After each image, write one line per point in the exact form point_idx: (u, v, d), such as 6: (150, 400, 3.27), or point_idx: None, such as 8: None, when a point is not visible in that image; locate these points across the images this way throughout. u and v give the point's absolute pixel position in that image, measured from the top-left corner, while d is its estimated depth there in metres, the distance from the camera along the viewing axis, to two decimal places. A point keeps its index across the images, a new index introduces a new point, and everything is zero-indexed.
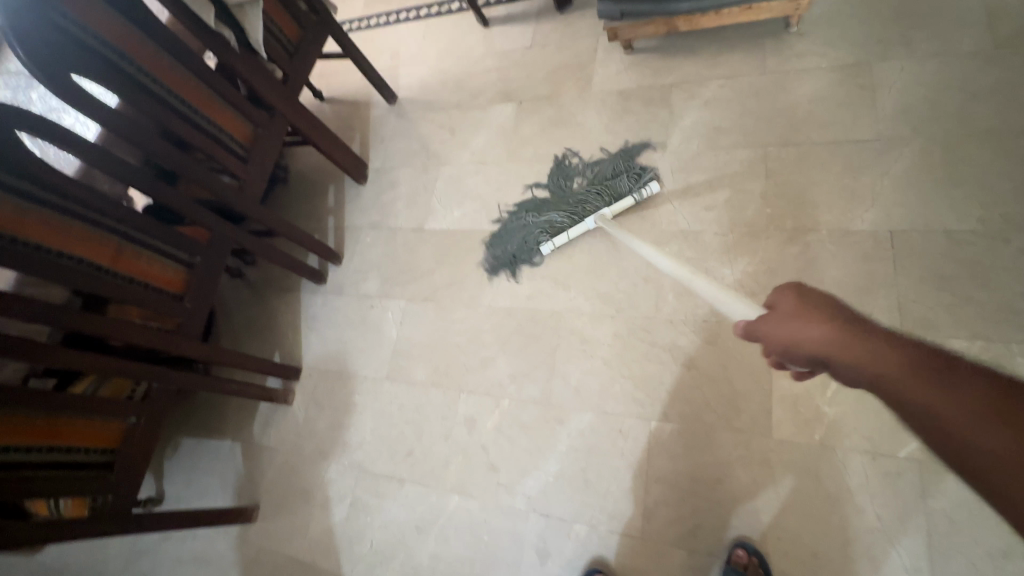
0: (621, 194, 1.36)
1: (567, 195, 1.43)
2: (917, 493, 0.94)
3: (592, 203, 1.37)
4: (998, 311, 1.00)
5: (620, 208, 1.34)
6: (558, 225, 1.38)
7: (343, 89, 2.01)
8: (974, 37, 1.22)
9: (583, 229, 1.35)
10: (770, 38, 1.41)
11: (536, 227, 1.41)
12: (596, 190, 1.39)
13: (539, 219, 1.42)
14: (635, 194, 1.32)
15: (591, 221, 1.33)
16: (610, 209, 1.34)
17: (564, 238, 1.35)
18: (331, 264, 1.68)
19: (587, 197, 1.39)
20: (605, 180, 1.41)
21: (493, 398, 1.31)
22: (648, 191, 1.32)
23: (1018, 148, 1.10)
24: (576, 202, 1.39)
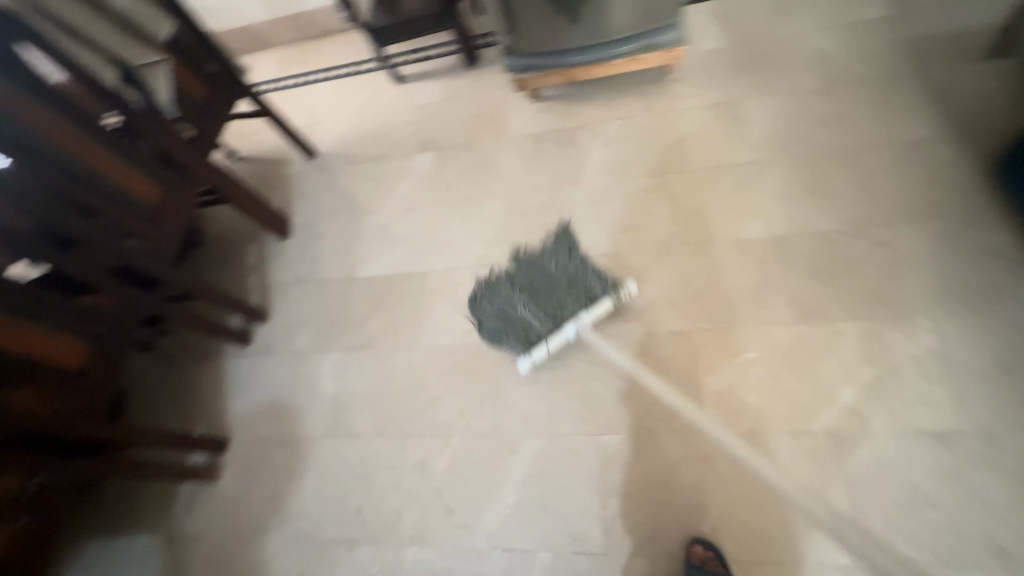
0: (596, 293, 1.22)
1: (536, 290, 1.24)
2: (835, 463, 1.05)
3: (567, 304, 1.22)
4: (868, 294, 1.17)
5: (600, 312, 1.21)
6: (534, 334, 1.21)
7: (260, 148, 2.00)
8: (811, 76, 1.49)
9: (562, 339, 1.20)
10: (655, 83, 1.62)
11: (507, 334, 1.22)
12: (567, 287, 1.23)
13: (509, 323, 1.22)
14: (613, 294, 1.21)
15: (572, 330, 1.19)
16: (589, 314, 1.20)
17: (543, 352, 1.19)
18: (257, 323, 1.60)
19: (561, 297, 1.23)
20: (575, 273, 1.24)
21: (442, 438, 1.29)
22: (626, 290, 1.23)
23: (859, 160, 1.33)
24: (549, 302, 1.23)
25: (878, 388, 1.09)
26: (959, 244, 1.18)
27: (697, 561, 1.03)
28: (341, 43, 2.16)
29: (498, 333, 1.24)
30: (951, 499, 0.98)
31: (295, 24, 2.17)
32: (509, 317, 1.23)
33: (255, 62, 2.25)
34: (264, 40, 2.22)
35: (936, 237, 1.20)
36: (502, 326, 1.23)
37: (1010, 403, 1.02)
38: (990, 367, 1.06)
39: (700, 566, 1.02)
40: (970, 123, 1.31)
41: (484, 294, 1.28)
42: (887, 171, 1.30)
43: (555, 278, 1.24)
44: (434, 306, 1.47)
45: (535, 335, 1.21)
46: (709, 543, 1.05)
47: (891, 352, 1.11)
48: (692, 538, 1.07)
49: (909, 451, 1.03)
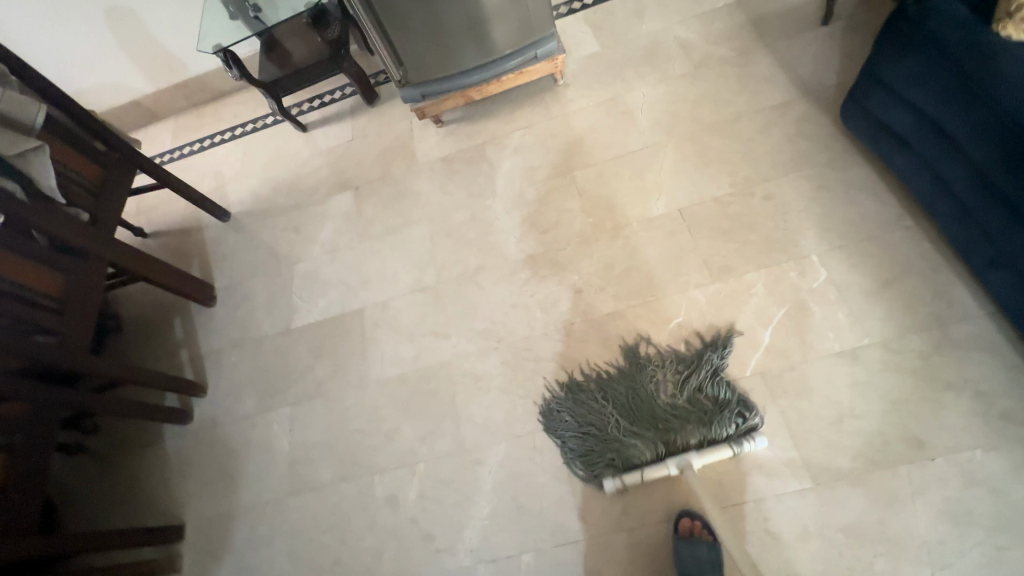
0: (718, 435, 1.12)
1: (654, 409, 1.18)
2: (770, 400, 1.14)
3: (680, 433, 1.14)
4: (766, 243, 1.30)
5: (711, 459, 1.10)
6: (636, 453, 1.14)
7: (168, 220, 1.93)
8: (680, 64, 1.65)
9: (660, 471, 1.11)
10: (547, 92, 1.73)
11: (609, 444, 1.17)
12: (690, 422, 1.14)
13: (611, 439, 1.17)
14: (736, 446, 1.09)
15: (673, 467, 1.10)
16: (699, 458, 1.10)
17: (636, 476, 1.12)
18: (194, 398, 1.53)
19: (676, 422, 1.15)
20: (705, 407, 1.15)
21: (408, 467, 1.28)
22: (752, 445, 1.09)
23: (734, 129, 1.48)
24: (661, 424, 1.16)
25: (791, 324, 1.20)
26: (829, 185, 1.33)
27: (685, 533, 1.07)
28: (238, 102, 2.15)
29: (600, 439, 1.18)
30: (870, 407, 1.09)
31: (186, 91, 2.14)
32: (619, 429, 1.17)
33: (148, 135, 2.19)
34: (155, 112, 2.17)
35: (810, 183, 1.35)
36: (608, 432, 1.18)
37: (898, 312, 1.16)
38: (876, 285, 1.19)
39: (687, 536, 1.06)
40: (816, 82, 1.49)
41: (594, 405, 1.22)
42: (759, 134, 1.45)
43: (682, 405, 1.17)
44: (377, 339, 1.47)
45: (632, 459, 1.14)
46: (695, 514, 1.08)
47: (795, 290, 1.23)
48: (679, 512, 1.10)
49: (828, 375, 1.13)
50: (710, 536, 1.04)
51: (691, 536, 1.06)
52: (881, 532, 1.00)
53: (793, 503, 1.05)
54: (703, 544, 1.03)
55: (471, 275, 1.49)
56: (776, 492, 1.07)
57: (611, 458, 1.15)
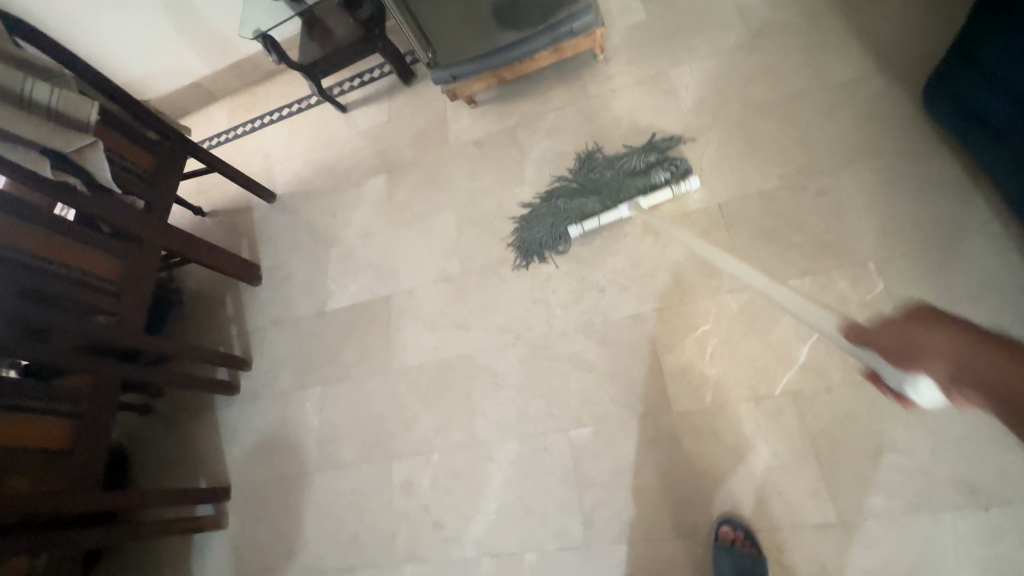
0: (657, 182, 1.32)
1: (601, 180, 1.40)
2: (799, 423, 1.04)
3: (628, 186, 1.35)
4: (814, 246, 1.16)
5: (656, 198, 1.31)
6: (590, 209, 1.37)
7: (223, 200, 2.04)
8: (735, 33, 1.46)
9: (615, 215, 1.32)
10: (584, 69, 1.62)
11: (565, 214, 1.40)
12: (629, 178, 1.37)
13: (571, 203, 1.40)
14: (673, 185, 1.29)
15: (624, 207, 1.31)
16: (645, 199, 1.31)
17: (594, 223, 1.33)
18: (241, 371, 1.66)
19: (624, 180, 1.36)
20: (642, 168, 1.37)
21: (423, 455, 1.32)
22: (687, 183, 1.29)
23: (792, 111, 1.31)
24: (612, 184, 1.38)
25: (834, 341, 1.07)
26: (900, 180, 1.15)
27: (725, 541, 1.00)
28: (285, 82, 2.20)
29: (558, 214, 1.40)
30: (915, 442, 0.97)
31: (238, 72, 2.21)
32: (571, 201, 1.41)
33: (206, 115, 2.30)
34: (212, 93, 2.27)
35: (876, 177, 1.17)
36: (562, 208, 1.41)
37: None
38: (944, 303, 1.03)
39: (728, 546, 0.99)
40: (899, 54, 1.27)
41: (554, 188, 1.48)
42: (821, 117, 1.27)
43: (620, 169, 1.40)
44: (401, 327, 1.50)
45: (588, 211, 1.37)
46: (738, 523, 1.01)
47: (842, 302, 1.10)
48: (720, 518, 1.04)
49: (870, 400, 1.02)
50: (754, 551, 0.98)
51: (733, 546, 0.99)
52: None
53: (813, 537, 0.98)
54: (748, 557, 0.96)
55: (494, 266, 1.46)
56: (794, 522, 0.99)
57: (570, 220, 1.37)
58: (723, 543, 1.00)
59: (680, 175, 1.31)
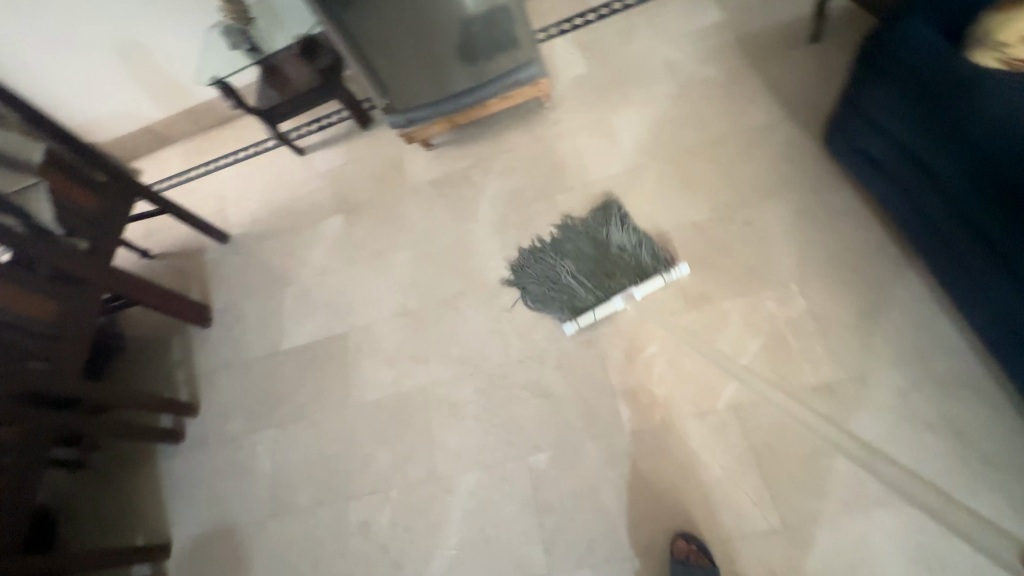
0: (649, 271, 1.30)
1: (588, 261, 1.34)
2: (741, 435, 1.10)
3: (619, 275, 1.31)
4: (743, 271, 1.27)
5: (649, 288, 1.29)
6: (582, 299, 1.31)
7: (172, 242, 2.00)
8: (665, 85, 1.63)
9: (610, 308, 1.29)
10: (533, 115, 1.75)
11: (556, 300, 1.32)
12: (618, 262, 1.33)
13: (561, 285, 1.33)
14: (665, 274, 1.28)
15: (619, 300, 1.28)
16: (638, 289, 1.29)
17: (590, 317, 1.28)
18: (187, 418, 1.58)
19: (615, 268, 1.32)
20: (630, 251, 1.33)
21: (382, 492, 1.29)
22: (678, 271, 1.29)
23: (717, 152, 1.46)
24: (603, 271, 1.32)
25: (766, 357, 1.16)
26: (811, 210, 1.29)
27: (680, 556, 1.02)
28: (241, 126, 2.23)
29: (548, 299, 1.34)
30: (842, 445, 1.05)
31: (193, 117, 2.23)
32: (559, 284, 1.34)
33: (158, 159, 2.28)
34: (165, 137, 2.26)
35: (792, 208, 1.31)
36: (552, 292, 1.34)
37: (878, 345, 1.11)
38: (857, 316, 1.15)
39: (683, 560, 1.01)
40: (802, 102, 1.46)
41: (539, 260, 1.39)
42: (741, 157, 1.43)
43: (608, 251, 1.35)
44: (359, 363, 1.50)
45: (581, 303, 1.31)
46: (691, 536, 1.04)
47: (771, 319, 1.20)
48: (675, 533, 1.06)
49: (801, 409, 1.09)
50: (707, 562, 1.00)
51: (687, 561, 1.01)
52: None
53: (760, 544, 1.02)
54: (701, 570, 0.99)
55: (451, 299, 1.50)
56: (743, 531, 1.04)
57: (564, 311, 1.31)
58: (678, 558, 1.02)
59: (669, 264, 1.30)
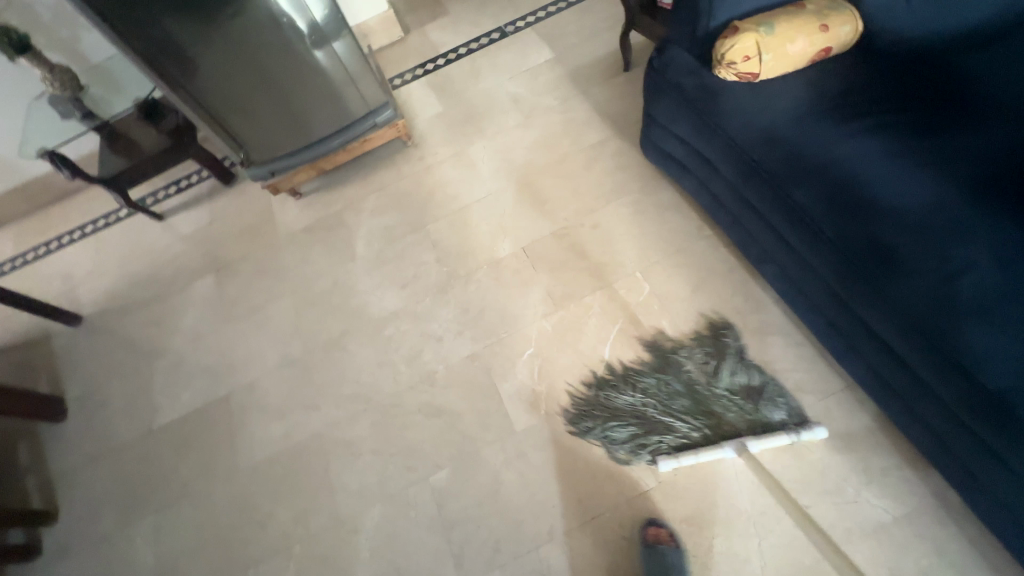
0: (769, 422, 1.13)
1: (693, 396, 1.19)
2: None
3: (731, 419, 1.15)
4: (597, 268, 1.43)
5: (770, 444, 1.10)
6: (684, 440, 1.15)
7: (10, 334, 1.78)
8: (513, 116, 1.81)
9: (718, 455, 1.11)
10: (398, 155, 1.84)
11: (653, 440, 1.16)
12: (730, 404, 1.16)
13: (656, 423, 1.18)
14: (793, 433, 1.09)
15: (730, 450, 1.10)
16: (756, 442, 1.10)
17: (692, 460, 1.12)
18: (44, 527, 1.39)
19: (725, 410, 1.16)
20: (747, 395, 1.17)
21: (283, 551, 1.23)
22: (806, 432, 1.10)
23: (563, 169, 1.64)
24: (708, 410, 1.17)
25: (625, 339, 1.31)
26: (644, 208, 1.50)
27: (651, 540, 1.07)
28: (87, 199, 2.06)
29: (645, 431, 1.17)
30: None
31: (24, 195, 2.02)
32: (659, 418, 1.18)
33: None
34: None
35: (629, 208, 1.51)
36: (649, 424, 1.18)
37: (708, 311, 1.30)
38: (689, 290, 1.34)
39: (654, 544, 1.06)
40: (626, 120, 1.70)
41: (633, 393, 1.22)
42: (584, 171, 1.62)
43: (716, 386, 1.19)
44: (246, 422, 1.43)
45: (681, 444, 1.14)
46: (662, 523, 1.10)
47: (627, 305, 1.36)
48: (644, 520, 1.11)
49: None
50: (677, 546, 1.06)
51: (657, 544, 1.06)
52: (716, 513, 1.09)
53: (641, 504, 1.13)
54: (671, 554, 1.04)
55: (338, 340, 1.50)
56: (627, 497, 1.14)
57: (660, 446, 1.15)
58: (649, 543, 1.06)
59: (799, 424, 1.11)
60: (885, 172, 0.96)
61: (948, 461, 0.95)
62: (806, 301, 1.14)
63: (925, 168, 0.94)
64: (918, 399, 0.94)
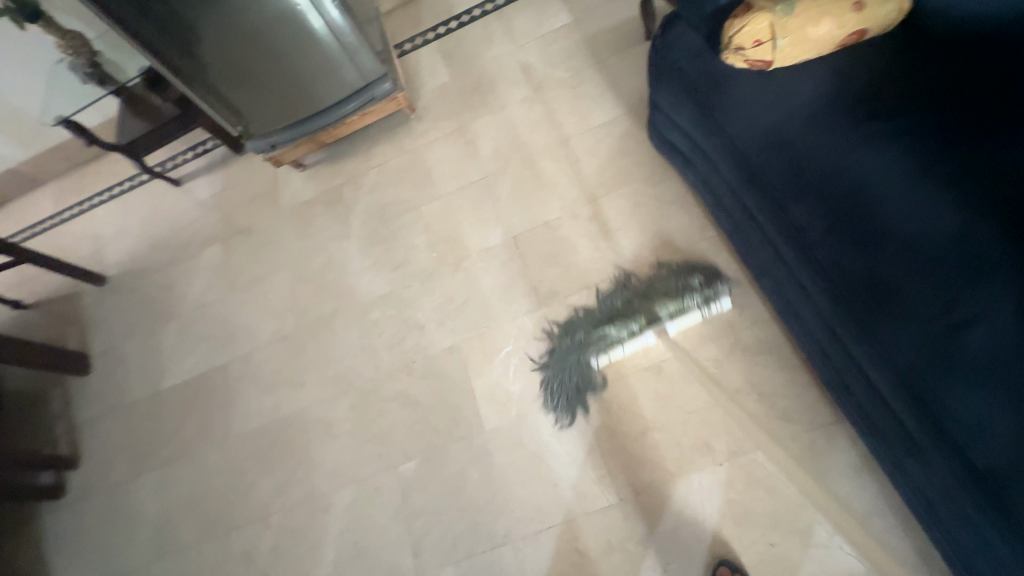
0: (688, 305, 1.17)
1: (617, 302, 1.24)
2: (585, 421, 1.19)
3: (653, 308, 1.19)
4: (587, 265, 1.35)
5: (684, 323, 1.16)
6: (612, 338, 1.19)
7: (47, 289, 1.92)
8: (520, 88, 1.69)
9: (642, 343, 1.17)
10: (400, 128, 1.78)
11: (583, 344, 1.21)
12: (652, 299, 1.21)
13: (584, 330, 1.23)
14: (703, 308, 1.16)
15: (651, 335, 1.16)
16: (673, 324, 1.17)
17: (619, 353, 1.17)
18: (69, 470, 1.55)
19: (646, 302, 1.21)
20: (667, 285, 1.22)
21: (263, 520, 1.31)
22: (718, 306, 1.16)
23: (565, 152, 1.53)
24: (631, 307, 1.22)
25: None
26: (646, 201, 1.38)
27: None
28: (113, 160, 2.14)
29: (576, 342, 1.22)
30: (668, 417, 1.14)
31: (59, 155, 2.12)
32: (589, 328, 1.23)
33: (28, 202, 2.16)
34: (33, 178, 2.15)
35: (629, 200, 1.40)
36: (582, 334, 1.22)
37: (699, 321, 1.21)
38: None
39: None
40: (640, 97, 1.55)
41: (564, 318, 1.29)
42: (586, 155, 1.50)
43: (640, 290, 1.24)
44: (239, 393, 1.50)
45: (610, 341, 1.18)
46: (737, 566, 1.00)
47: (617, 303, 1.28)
48: (716, 559, 1.02)
49: (635, 389, 1.18)
50: None
51: None
52: (675, 538, 1.06)
53: (600, 518, 1.11)
54: None
55: (327, 320, 1.52)
56: (587, 509, 1.12)
57: (591, 348, 1.20)
58: None
59: (711, 298, 1.17)
60: (896, 189, 0.82)
61: (932, 523, 0.85)
62: (802, 325, 1.03)
63: (948, 187, 0.80)
64: (907, 455, 0.84)
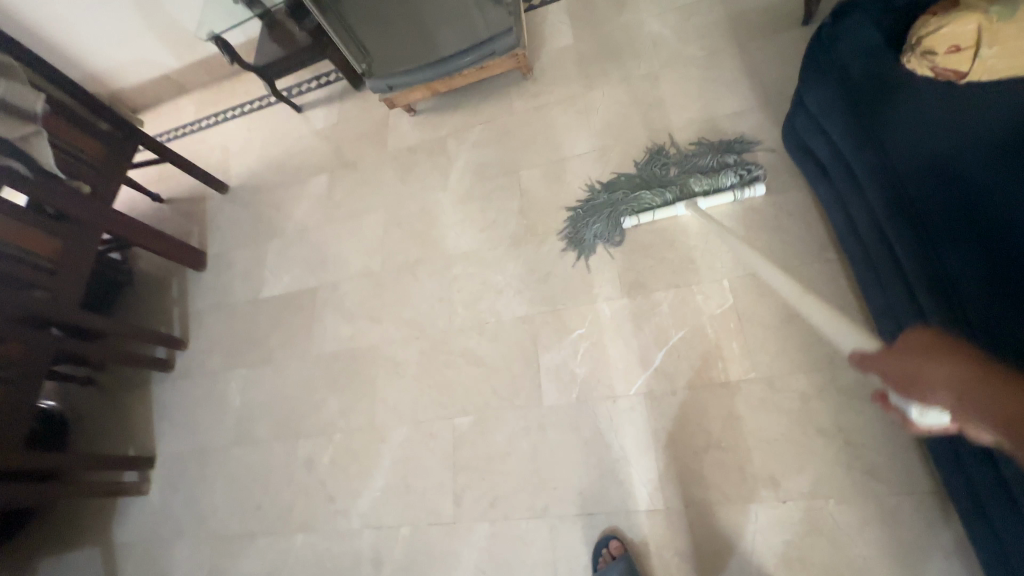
0: (722, 185, 1.28)
1: (660, 174, 1.37)
2: (645, 421, 1.16)
3: (690, 183, 1.31)
4: (681, 263, 1.27)
5: (716, 202, 1.28)
6: (646, 203, 1.33)
7: (180, 189, 2.16)
8: (646, 63, 1.58)
9: (672, 213, 1.31)
10: (514, 87, 1.74)
11: (620, 204, 1.36)
12: (692, 174, 1.33)
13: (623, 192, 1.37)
14: (737, 191, 1.26)
15: (682, 208, 1.29)
16: (705, 201, 1.29)
17: (649, 217, 1.32)
18: (178, 350, 1.78)
19: (686, 177, 1.33)
20: (708, 164, 1.33)
21: (326, 434, 1.44)
22: (751, 191, 1.26)
23: (681, 139, 1.43)
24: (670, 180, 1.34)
25: (684, 350, 1.19)
26: (760, 207, 1.27)
27: None
28: (248, 80, 2.31)
29: (613, 202, 1.37)
30: (735, 439, 1.09)
31: (204, 68, 2.32)
32: (627, 191, 1.38)
33: (173, 107, 2.40)
34: (181, 86, 2.37)
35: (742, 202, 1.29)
36: (620, 195, 1.37)
37: (793, 349, 1.11)
38: (779, 318, 1.15)
39: None
40: (779, 91, 1.39)
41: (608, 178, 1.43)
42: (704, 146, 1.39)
43: (683, 165, 1.36)
44: (322, 317, 1.62)
45: (644, 205, 1.33)
46: None
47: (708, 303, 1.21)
48: None
49: (705, 402, 1.13)
50: None
51: None
52: (715, 561, 1.03)
53: (640, 518, 1.10)
54: None
55: (410, 265, 1.57)
56: (628, 507, 1.11)
57: (625, 208, 1.35)
58: None
59: (746, 183, 1.27)
60: None
61: None
62: None
63: None
64: (1018, 556, 0.73)
